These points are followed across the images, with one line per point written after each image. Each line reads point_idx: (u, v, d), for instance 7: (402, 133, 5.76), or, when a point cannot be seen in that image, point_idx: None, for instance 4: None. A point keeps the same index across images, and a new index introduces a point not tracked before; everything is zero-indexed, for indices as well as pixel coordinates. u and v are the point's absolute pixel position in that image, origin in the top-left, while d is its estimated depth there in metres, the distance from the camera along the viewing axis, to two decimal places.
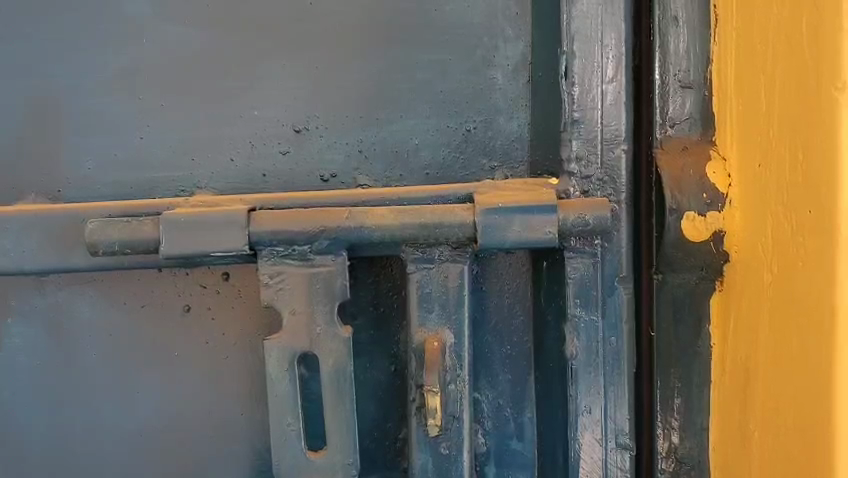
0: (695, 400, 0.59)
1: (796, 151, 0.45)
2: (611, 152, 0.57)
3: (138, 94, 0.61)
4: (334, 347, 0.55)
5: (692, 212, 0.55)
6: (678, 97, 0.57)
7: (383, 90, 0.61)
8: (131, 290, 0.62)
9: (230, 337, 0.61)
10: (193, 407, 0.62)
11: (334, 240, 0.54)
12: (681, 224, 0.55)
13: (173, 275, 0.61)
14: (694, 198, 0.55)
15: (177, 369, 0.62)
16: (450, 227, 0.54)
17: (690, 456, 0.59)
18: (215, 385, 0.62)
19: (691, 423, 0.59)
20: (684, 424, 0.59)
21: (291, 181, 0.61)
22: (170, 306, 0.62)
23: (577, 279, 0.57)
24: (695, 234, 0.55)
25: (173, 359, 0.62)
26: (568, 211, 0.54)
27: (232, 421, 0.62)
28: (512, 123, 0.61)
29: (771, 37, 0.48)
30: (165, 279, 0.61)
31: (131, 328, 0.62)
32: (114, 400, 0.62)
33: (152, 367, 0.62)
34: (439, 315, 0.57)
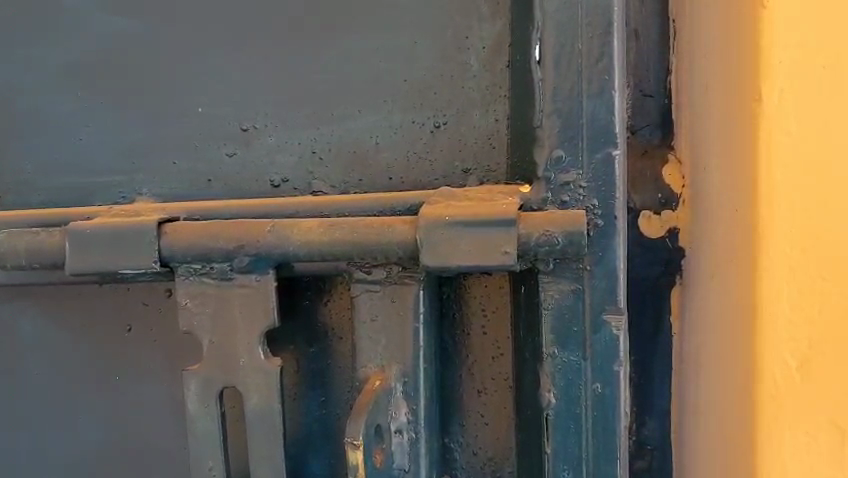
0: (655, 385, 0.53)
1: (725, 155, 0.43)
2: (595, 155, 0.46)
3: (77, 91, 0.55)
4: (261, 383, 0.48)
5: (649, 212, 0.52)
6: (643, 110, 0.52)
7: (343, 81, 0.52)
8: (72, 308, 0.56)
9: (173, 363, 0.55)
10: (137, 436, 0.56)
11: (256, 258, 0.46)
12: (640, 222, 0.52)
13: (114, 291, 0.55)
14: (651, 198, 0.51)
15: (121, 394, 0.56)
16: (388, 244, 0.45)
17: (654, 440, 0.53)
18: (160, 413, 0.55)
19: (650, 407, 0.53)
20: (639, 401, 0.53)
21: (237, 187, 0.54)
22: (111, 326, 0.55)
23: (554, 312, 0.46)
24: (652, 230, 0.52)
25: (114, 384, 0.56)
26: (531, 227, 0.44)
27: (175, 454, 0.55)
28: (488, 119, 0.50)
29: (715, 34, 0.45)
30: (107, 295, 0.55)
31: (74, 348, 0.56)
32: (59, 423, 0.57)
33: (95, 391, 0.56)
34: (386, 348, 0.48)
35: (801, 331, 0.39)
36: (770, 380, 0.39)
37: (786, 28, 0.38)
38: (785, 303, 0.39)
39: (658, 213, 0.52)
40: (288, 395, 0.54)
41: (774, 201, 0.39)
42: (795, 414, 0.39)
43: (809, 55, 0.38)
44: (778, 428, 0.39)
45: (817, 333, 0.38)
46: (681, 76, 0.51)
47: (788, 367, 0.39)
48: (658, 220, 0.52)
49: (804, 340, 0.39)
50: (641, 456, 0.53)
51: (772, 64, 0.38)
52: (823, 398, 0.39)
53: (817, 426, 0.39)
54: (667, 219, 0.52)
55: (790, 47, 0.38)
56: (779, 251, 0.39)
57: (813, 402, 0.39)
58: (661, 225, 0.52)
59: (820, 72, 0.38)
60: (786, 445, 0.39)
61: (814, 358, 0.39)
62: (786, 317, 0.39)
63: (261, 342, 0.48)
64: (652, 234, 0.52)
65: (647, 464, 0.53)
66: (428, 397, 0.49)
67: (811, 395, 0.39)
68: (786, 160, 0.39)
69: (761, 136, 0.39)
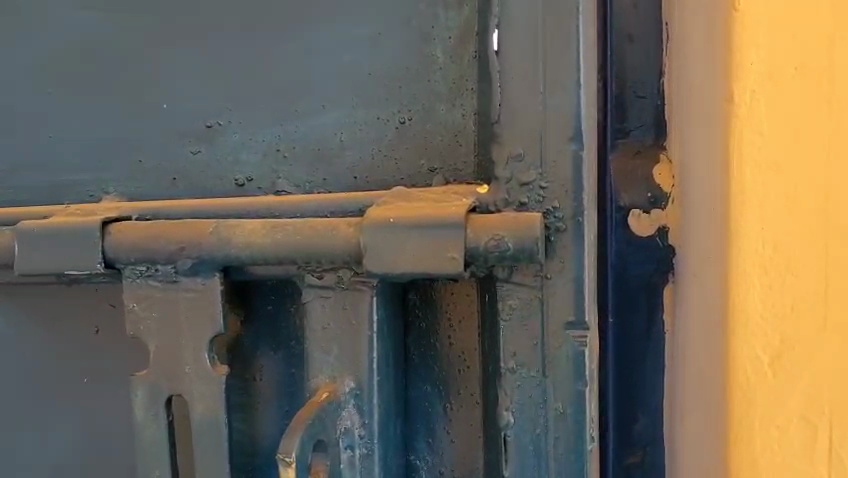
0: (645, 378, 0.48)
1: (706, 149, 0.41)
2: (556, 150, 0.41)
3: (46, 88, 0.54)
4: (207, 391, 0.45)
5: (637, 209, 0.47)
6: (635, 112, 0.47)
7: (307, 76, 0.49)
8: (41, 308, 0.54)
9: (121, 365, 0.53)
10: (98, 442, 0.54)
11: (199, 260, 0.44)
12: (629, 220, 0.47)
13: (83, 291, 0.53)
14: (639, 196, 0.46)
15: (85, 399, 0.54)
16: (331, 247, 0.42)
17: (648, 437, 0.48)
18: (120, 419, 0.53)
19: (646, 405, 0.48)
20: (630, 399, 0.48)
21: (201, 185, 0.51)
22: (80, 326, 0.54)
23: (513, 323, 0.43)
24: (641, 227, 0.47)
25: (78, 390, 0.54)
26: (479, 233, 0.40)
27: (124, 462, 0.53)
28: (455, 114, 0.47)
29: (695, 24, 0.42)
30: (76, 294, 0.54)
31: (42, 347, 0.55)
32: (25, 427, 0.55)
33: (58, 395, 0.54)
34: (338, 358, 0.45)
35: (773, 328, 0.38)
36: (741, 378, 0.38)
37: (759, 28, 0.37)
38: (757, 307, 0.38)
39: (646, 210, 0.47)
40: (235, 410, 0.51)
41: (746, 199, 0.37)
42: (767, 412, 0.38)
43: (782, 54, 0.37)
44: (750, 425, 0.38)
45: (789, 329, 0.37)
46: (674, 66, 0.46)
47: (759, 364, 0.38)
48: (648, 218, 0.47)
49: (775, 337, 0.38)
50: (633, 452, 0.48)
51: (745, 66, 0.37)
52: (795, 394, 0.37)
53: (787, 416, 0.38)
54: (657, 217, 0.47)
55: (762, 48, 0.37)
56: (751, 249, 0.37)
57: (785, 398, 0.38)
58: (650, 223, 0.47)
59: (790, 86, 0.37)
60: (757, 441, 0.38)
61: (786, 353, 0.38)
62: (758, 315, 0.38)
63: (209, 349, 0.45)
64: (642, 233, 0.47)
65: (640, 459, 0.48)
66: (387, 413, 0.46)
67: (783, 392, 0.38)
68: (758, 159, 0.37)
69: (733, 134, 0.38)
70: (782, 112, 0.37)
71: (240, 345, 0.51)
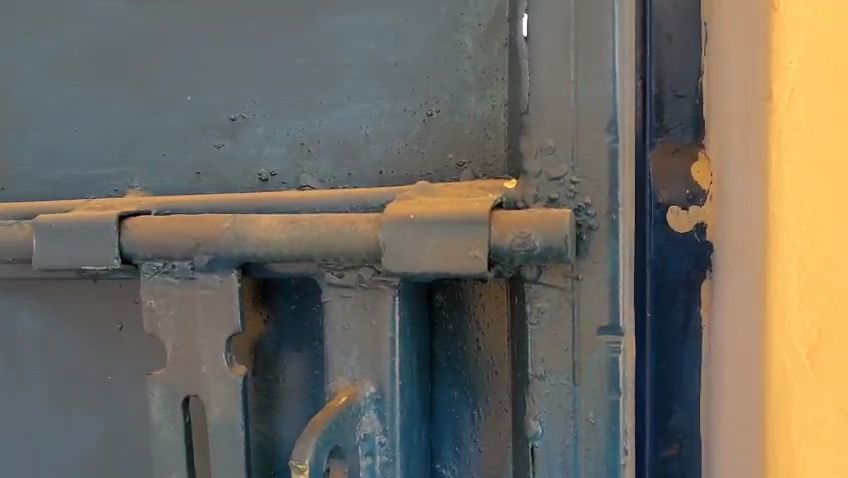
0: (683, 369, 0.44)
1: (739, 143, 0.40)
2: (589, 142, 0.39)
3: (73, 81, 0.53)
4: (222, 392, 0.44)
5: (676, 206, 0.43)
6: (673, 110, 0.44)
7: (333, 67, 0.47)
8: (69, 304, 0.54)
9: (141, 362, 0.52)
10: (120, 438, 0.53)
11: (215, 256, 0.43)
12: (667, 218, 0.43)
13: (108, 287, 0.53)
14: (678, 193, 0.43)
15: (110, 395, 0.54)
16: (350, 245, 0.40)
17: (685, 427, 0.44)
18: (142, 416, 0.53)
19: (681, 397, 0.44)
20: (667, 392, 0.44)
21: (225, 180, 0.50)
22: (105, 322, 0.53)
23: (542, 326, 0.40)
24: (679, 224, 0.43)
25: (102, 385, 0.54)
26: (504, 230, 0.38)
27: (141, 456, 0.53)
28: (484, 105, 0.44)
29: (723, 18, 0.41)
30: (101, 290, 0.53)
31: (70, 342, 0.55)
32: (59, 422, 0.55)
33: (84, 390, 0.54)
34: (359, 360, 0.43)
35: (811, 322, 0.37)
36: (779, 374, 0.37)
37: (796, 23, 0.36)
38: (795, 302, 0.37)
39: (684, 207, 0.43)
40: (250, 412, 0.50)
41: (786, 193, 0.37)
42: (805, 406, 0.37)
43: (822, 49, 0.36)
44: (790, 420, 0.38)
45: (828, 323, 0.37)
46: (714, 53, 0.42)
47: (797, 359, 0.37)
48: (687, 215, 0.43)
49: (814, 331, 0.37)
50: (669, 442, 0.44)
51: (782, 62, 0.36)
52: (834, 388, 0.37)
53: (825, 409, 0.37)
54: (696, 213, 0.43)
55: (800, 47, 0.36)
56: (789, 244, 0.37)
57: (822, 392, 0.37)
58: (689, 219, 0.43)
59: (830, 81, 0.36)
60: (797, 435, 0.38)
61: (825, 347, 0.37)
62: (796, 310, 0.37)
63: (226, 349, 0.44)
64: (680, 230, 0.43)
65: (677, 449, 0.44)
66: (410, 418, 0.44)
67: (821, 386, 0.37)
68: (797, 154, 0.37)
69: (772, 129, 0.37)
70: (821, 107, 0.36)
71: (260, 345, 0.50)
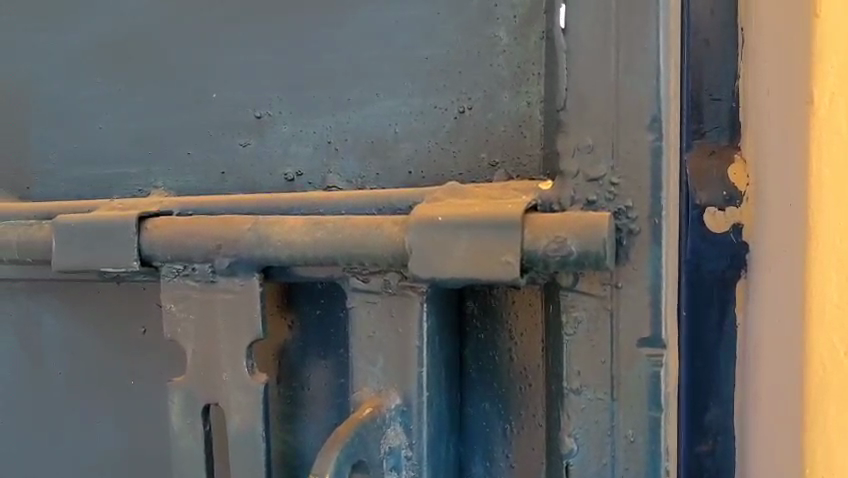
0: (718, 367, 0.42)
1: (779, 143, 0.38)
2: (630, 140, 0.36)
3: (98, 78, 0.52)
4: (243, 401, 0.42)
5: (713, 206, 0.41)
6: (710, 112, 0.41)
7: (362, 62, 0.45)
8: (94, 305, 0.53)
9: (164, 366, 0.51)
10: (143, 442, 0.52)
11: (236, 259, 0.41)
12: (703, 219, 0.41)
13: (131, 288, 0.52)
14: (716, 193, 0.41)
15: (134, 399, 0.53)
16: (375, 248, 0.38)
17: (720, 423, 0.42)
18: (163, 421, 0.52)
19: (717, 394, 0.42)
20: (703, 388, 0.42)
21: (250, 180, 0.48)
22: (129, 325, 0.52)
23: (578, 337, 0.38)
24: (714, 224, 0.41)
25: (125, 389, 0.53)
26: (538, 234, 0.35)
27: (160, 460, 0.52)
28: (519, 101, 0.42)
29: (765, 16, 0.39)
30: (125, 292, 0.52)
31: (94, 343, 0.54)
32: (86, 425, 0.54)
33: (106, 393, 0.53)
34: (385, 369, 0.41)
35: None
36: (817, 379, 0.36)
37: (841, 26, 0.35)
38: (835, 308, 0.36)
39: (721, 209, 0.41)
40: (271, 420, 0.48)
41: (825, 196, 0.36)
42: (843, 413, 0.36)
43: None
44: (827, 426, 0.37)
45: None
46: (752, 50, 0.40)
47: (836, 365, 0.36)
48: (724, 216, 0.41)
49: None
50: (704, 438, 0.42)
51: (824, 65, 0.35)
52: None
53: None
54: (732, 214, 0.41)
55: (841, 50, 0.35)
56: (829, 248, 0.36)
57: None
58: (726, 220, 0.41)
59: None
60: (835, 441, 0.37)
61: None
62: (835, 317, 0.36)
63: (247, 356, 0.42)
64: (717, 231, 0.41)
65: (712, 445, 0.42)
66: (438, 431, 0.42)
67: None
68: (839, 157, 0.35)
69: (813, 132, 0.36)
70: None
71: (284, 353, 0.48)
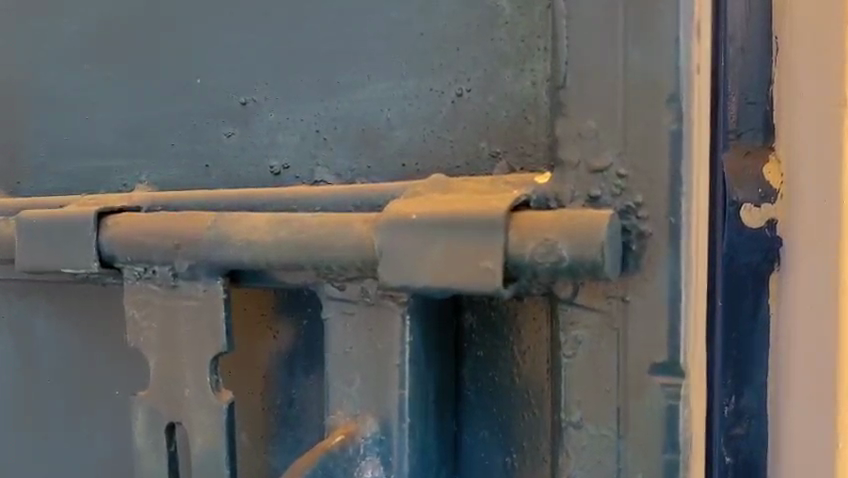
0: (753, 352, 0.36)
1: (818, 137, 0.35)
2: (641, 124, 0.30)
3: (82, 64, 0.48)
4: (206, 421, 0.37)
5: (750, 202, 0.35)
6: (744, 115, 0.35)
7: (350, 41, 0.40)
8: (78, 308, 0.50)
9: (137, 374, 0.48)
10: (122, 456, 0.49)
11: (195, 262, 0.36)
12: (741, 215, 0.35)
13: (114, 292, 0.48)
14: (752, 192, 0.35)
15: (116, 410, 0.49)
16: (341, 251, 0.33)
17: (752, 408, 0.36)
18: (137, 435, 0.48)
19: (749, 378, 0.36)
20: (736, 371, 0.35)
21: (235, 174, 0.43)
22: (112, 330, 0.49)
23: (578, 361, 0.31)
24: (749, 217, 0.35)
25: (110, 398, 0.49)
26: (525, 236, 0.29)
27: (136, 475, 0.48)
28: (523, 82, 0.36)
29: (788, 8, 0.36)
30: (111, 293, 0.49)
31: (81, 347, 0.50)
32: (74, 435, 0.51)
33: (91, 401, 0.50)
34: (361, 391, 0.35)
35: None
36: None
37: None
38: None
39: (757, 205, 0.35)
40: (252, 435, 0.43)
41: None
42: None
43: None
44: None
45: None
46: (786, 39, 0.36)
47: None
48: (759, 211, 0.35)
49: None
50: (738, 421, 0.36)
51: None
52: None
53: None
54: (768, 210, 0.36)
55: None
56: None
57: None
58: (761, 215, 0.35)
59: None
60: None
61: None
62: None
63: (210, 370, 0.37)
64: (752, 226, 0.35)
65: (746, 429, 0.36)
66: (425, 466, 0.36)
67: None
68: None
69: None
70: None
71: (265, 368, 0.43)
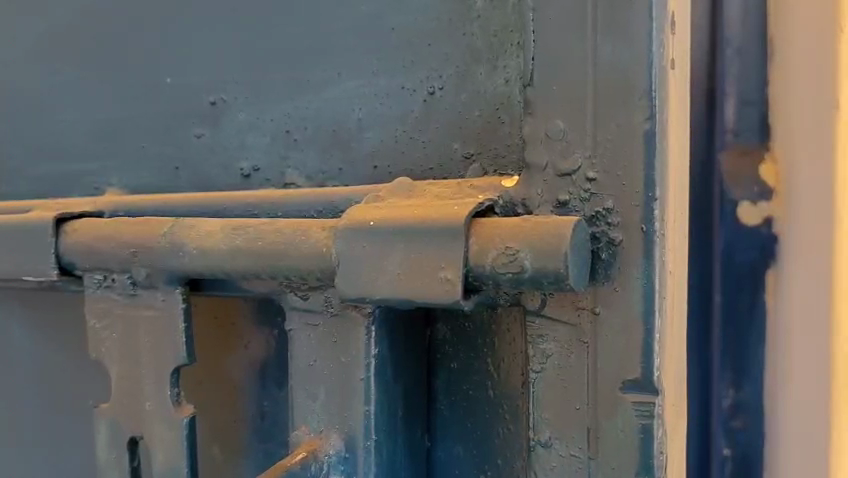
0: (749, 349, 0.36)
1: (815, 135, 0.34)
2: (612, 123, 0.28)
3: (53, 63, 0.46)
4: (167, 437, 0.36)
5: (746, 200, 0.36)
6: (739, 116, 0.36)
7: (320, 37, 0.38)
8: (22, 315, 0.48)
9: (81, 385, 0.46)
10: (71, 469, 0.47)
11: (153, 270, 0.35)
12: (738, 215, 0.36)
13: (60, 297, 0.46)
14: (746, 191, 0.36)
15: (64, 422, 0.47)
16: (297, 260, 0.31)
17: (750, 402, 0.36)
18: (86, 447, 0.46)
19: (746, 373, 0.36)
20: (729, 365, 0.36)
21: (204, 177, 0.42)
22: (55, 339, 0.46)
23: (547, 376, 0.29)
24: (743, 215, 0.36)
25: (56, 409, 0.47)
26: (486, 245, 0.27)
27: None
28: (496, 79, 0.34)
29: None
30: (54, 299, 0.46)
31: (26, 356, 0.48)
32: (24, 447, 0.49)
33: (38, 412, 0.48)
34: (324, 406, 0.34)
35: None
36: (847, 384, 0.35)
37: None
38: None
39: (755, 202, 0.36)
40: (224, 448, 0.42)
41: None
42: None
43: None
44: None
45: None
46: (782, 37, 0.35)
47: None
48: (756, 208, 0.36)
49: None
50: (735, 414, 0.36)
51: None
52: None
53: None
54: (766, 207, 0.36)
55: None
56: None
57: None
58: (759, 213, 0.36)
59: None
60: None
61: None
62: None
63: (172, 383, 0.35)
64: (749, 224, 0.36)
65: (743, 423, 0.36)
66: None
67: None
68: None
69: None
70: None
71: (234, 380, 0.41)
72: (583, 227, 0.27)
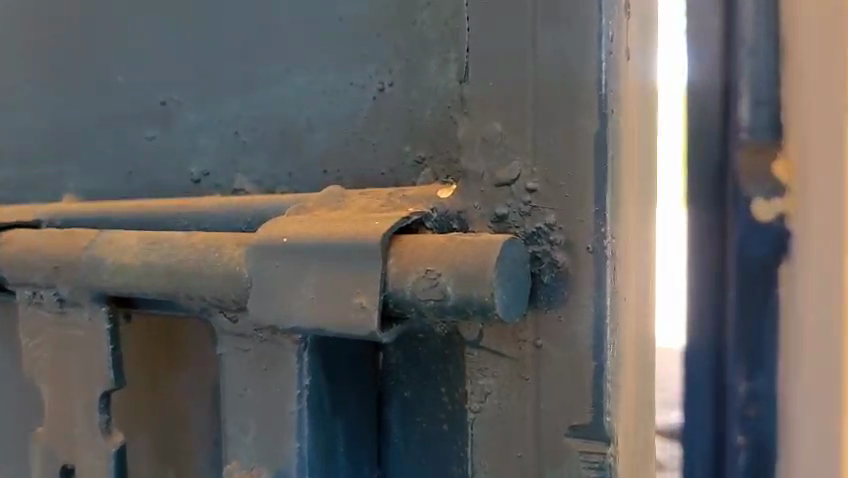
0: (765, 340, 0.35)
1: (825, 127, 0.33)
2: (552, 128, 0.24)
3: (12, 62, 0.44)
4: (96, 466, 0.33)
5: (759, 196, 0.35)
6: (754, 115, 0.35)
7: (267, 29, 0.34)
8: None
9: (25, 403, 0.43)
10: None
11: (76, 286, 0.32)
12: (752, 210, 0.35)
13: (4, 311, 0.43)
14: (756, 186, 0.35)
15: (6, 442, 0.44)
16: (211, 279, 0.27)
17: (764, 393, 0.35)
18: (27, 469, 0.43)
19: (760, 364, 0.35)
20: (743, 356, 0.36)
21: (155, 183, 0.39)
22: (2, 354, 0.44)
23: (486, 415, 0.26)
24: (757, 212, 0.35)
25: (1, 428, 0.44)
26: (404, 268, 0.24)
27: None
28: (448, 73, 0.30)
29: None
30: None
31: None
32: None
33: None
34: (255, 440, 0.30)
35: None
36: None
37: None
38: None
39: (767, 197, 0.35)
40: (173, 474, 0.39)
41: None
42: None
43: None
44: None
45: None
46: (792, 33, 0.34)
47: None
48: (770, 205, 0.35)
49: None
50: (749, 404, 0.36)
51: None
52: None
53: None
54: (778, 203, 0.34)
55: None
56: None
57: None
58: (771, 208, 0.35)
59: None
60: None
61: None
62: None
63: (100, 408, 0.33)
64: (760, 221, 0.35)
65: (756, 413, 0.36)
66: None
67: None
68: None
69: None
70: None
71: (185, 403, 0.38)
72: (515, 247, 0.23)
